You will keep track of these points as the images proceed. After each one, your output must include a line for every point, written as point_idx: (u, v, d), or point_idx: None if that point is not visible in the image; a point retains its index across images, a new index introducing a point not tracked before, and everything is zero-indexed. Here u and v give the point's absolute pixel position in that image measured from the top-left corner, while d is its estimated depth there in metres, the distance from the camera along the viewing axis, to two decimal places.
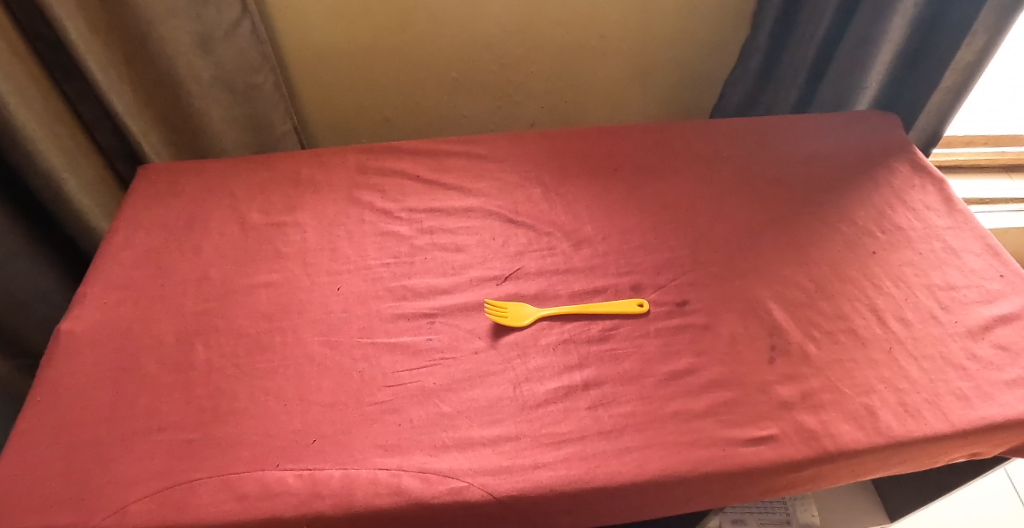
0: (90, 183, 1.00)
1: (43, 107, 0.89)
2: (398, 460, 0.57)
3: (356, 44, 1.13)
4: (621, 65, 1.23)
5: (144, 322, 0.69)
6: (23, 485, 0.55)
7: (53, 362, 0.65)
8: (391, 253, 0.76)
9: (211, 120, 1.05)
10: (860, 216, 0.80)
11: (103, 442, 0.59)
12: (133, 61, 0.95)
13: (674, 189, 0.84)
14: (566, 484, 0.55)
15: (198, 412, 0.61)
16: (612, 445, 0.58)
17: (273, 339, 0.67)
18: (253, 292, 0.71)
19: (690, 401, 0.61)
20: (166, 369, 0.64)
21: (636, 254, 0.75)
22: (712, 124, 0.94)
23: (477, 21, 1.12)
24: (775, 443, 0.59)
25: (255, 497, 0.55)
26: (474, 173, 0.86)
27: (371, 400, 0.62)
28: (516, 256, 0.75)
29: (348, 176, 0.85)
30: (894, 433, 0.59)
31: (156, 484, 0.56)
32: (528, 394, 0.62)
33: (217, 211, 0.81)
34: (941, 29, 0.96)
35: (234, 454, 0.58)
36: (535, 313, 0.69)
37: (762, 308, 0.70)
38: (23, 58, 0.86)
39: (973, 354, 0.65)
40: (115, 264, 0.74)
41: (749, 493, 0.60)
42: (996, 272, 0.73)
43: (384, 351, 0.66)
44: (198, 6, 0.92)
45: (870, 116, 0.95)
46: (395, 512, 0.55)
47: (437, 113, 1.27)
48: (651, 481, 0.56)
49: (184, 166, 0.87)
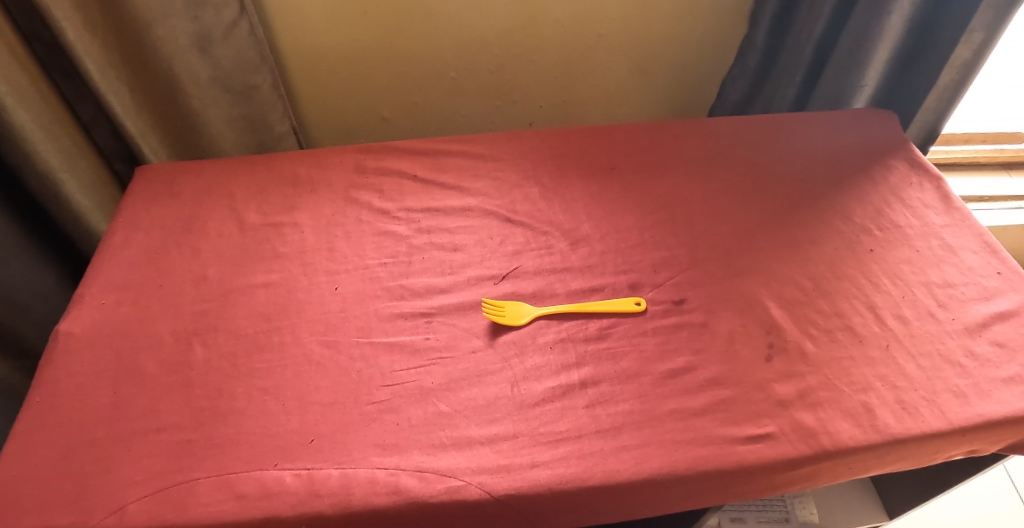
0: (88, 184, 1.00)
1: (42, 108, 0.89)
2: (396, 459, 0.57)
3: (355, 44, 1.13)
4: (619, 64, 1.23)
5: (143, 322, 0.69)
6: (23, 485, 0.56)
7: (51, 362, 0.65)
8: (389, 252, 0.76)
9: (209, 120, 1.05)
10: (857, 214, 0.80)
11: (101, 442, 0.59)
12: (131, 62, 0.95)
13: (671, 188, 0.84)
14: (563, 483, 0.55)
15: (196, 412, 0.61)
16: (610, 444, 0.58)
17: (271, 338, 0.67)
18: (251, 292, 0.72)
19: (688, 399, 0.62)
20: (165, 369, 0.64)
21: (634, 252, 0.75)
22: (710, 123, 0.94)
23: (475, 21, 1.12)
24: (773, 441, 0.59)
25: (254, 497, 0.55)
26: (472, 172, 0.86)
27: (368, 400, 0.62)
28: (513, 255, 0.75)
29: (345, 176, 0.85)
30: (891, 431, 0.59)
31: (155, 484, 0.56)
32: (526, 393, 0.62)
33: (215, 211, 0.81)
34: (939, 27, 0.96)
35: (233, 454, 0.58)
36: (533, 312, 0.69)
37: (759, 306, 0.70)
38: (21, 59, 0.86)
39: (971, 352, 0.65)
40: (113, 265, 0.74)
41: (746, 491, 0.60)
42: (994, 270, 0.73)
43: (382, 350, 0.66)
44: (196, 6, 0.92)
45: (868, 114, 0.95)
46: (393, 511, 0.55)
47: (435, 112, 1.27)
48: (649, 480, 0.56)
49: (182, 166, 0.87)
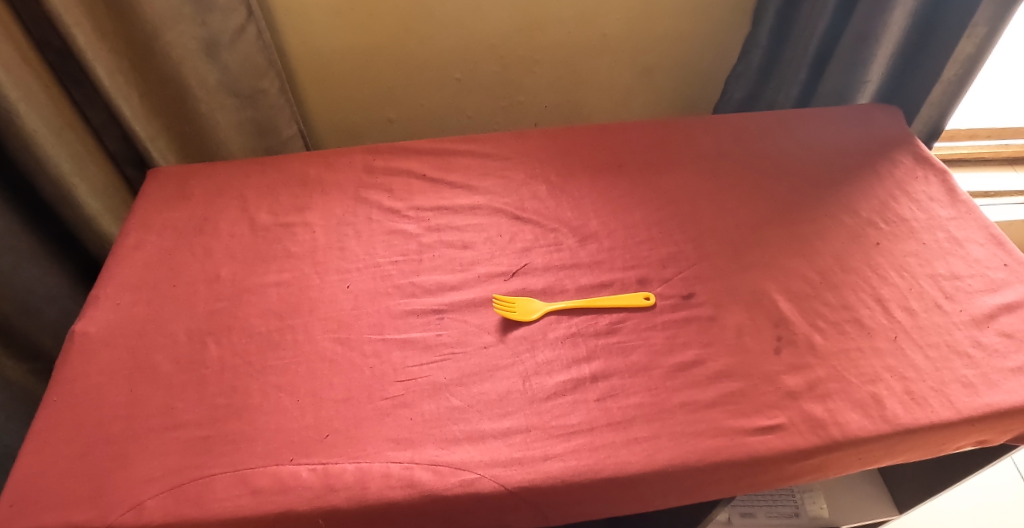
0: (99, 188, 1.01)
1: (53, 113, 0.91)
2: (410, 453, 0.58)
3: (361, 47, 1.14)
4: (623, 64, 1.24)
5: (158, 322, 0.70)
6: (42, 483, 0.56)
7: (68, 363, 0.66)
8: (399, 251, 0.76)
9: (218, 124, 1.06)
10: (863, 207, 0.81)
11: (118, 440, 0.60)
12: (140, 67, 0.96)
13: (677, 184, 0.85)
14: (576, 475, 0.56)
15: (212, 409, 0.62)
16: (622, 436, 0.59)
17: (284, 336, 0.68)
18: (264, 291, 0.72)
19: (698, 392, 0.62)
20: (180, 367, 0.65)
21: (641, 248, 0.76)
22: (715, 119, 0.95)
23: (480, 23, 1.13)
24: (782, 432, 0.59)
25: (271, 491, 0.56)
26: (479, 171, 0.86)
27: (382, 395, 0.62)
28: (522, 252, 0.76)
29: (354, 176, 0.86)
30: (901, 421, 0.60)
31: (173, 480, 0.56)
32: (537, 387, 0.63)
33: (226, 211, 0.82)
34: (941, 22, 0.97)
35: (248, 450, 0.58)
36: (543, 307, 0.69)
37: (767, 299, 0.70)
38: (33, 66, 0.87)
39: (978, 342, 0.66)
40: (127, 266, 0.75)
41: (757, 482, 0.60)
42: (1000, 262, 0.73)
43: (394, 347, 0.66)
44: (204, 11, 0.93)
45: (871, 108, 0.96)
46: (409, 505, 0.56)
47: (441, 114, 1.28)
48: (660, 471, 0.57)
49: (193, 168, 0.88)
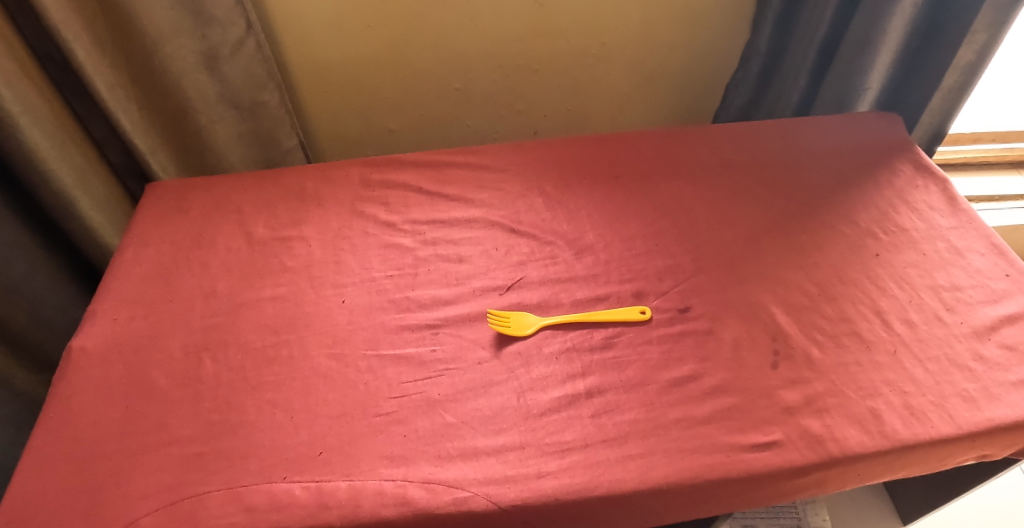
0: (101, 201, 1.01)
1: (54, 127, 0.91)
2: (404, 470, 0.58)
3: (361, 59, 1.14)
4: (624, 72, 1.24)
5: (155, 337, 0.70)
6: (38, 500, 0.56)
7: (65, 378, 0.66)
8: (395, 265, 0.76)
9: (217, 136, 1.06)
10: (862, 218, 0.80)
11: (115, 457, 0.60)
12: (140, 80, 0.97)
13: (674, 195, 0.84)
14: (570, 492, 0.56)
15: (208, 425, 0.62)
16: (616, 453, 0.58)
17: (279, 352, 0.68)
18: (260, 306, 0.73)
19: (692, 408, 0.62)
20: (177, 383, 0.65)
21: (638, 261, 0.76)
22: (713, 129, 0.94)
23: (480, 30, 1.13)
24: (779, 448, 0.59)
25: (264, 510, 0.55)
26: (475, 183, 0.86)
27: (376, 411, 0.62)
28: (518, 265, 0.76)
29: (351, 190, 0.86)
30: (900, 436, 0.59)
31: (168, 497, 0.56)
32: (532, 403, 0.62)
33: (223, 226, 0.82)
34: (941, 27, 0.96)
35: (244, 467, 0.58)
36: (537, 322, 0.69)
37: (764, 312, 0.70)
38: (34, 81, 0.88)
39: (979, 355, 0.65)
40: (125, 281, 0.75)
41: (754, 498, 0.60)
42: (1002, 272, 0.73)
43: (389, 363, 0.66)
44: (203, 25, 0.94)
45: (869, 116, 0.95)
46: (401, 523, 0.55)
47: (440, 123, 1.28)
48: (655, 489, 0.56)
49: (192, 183, 0.88)
